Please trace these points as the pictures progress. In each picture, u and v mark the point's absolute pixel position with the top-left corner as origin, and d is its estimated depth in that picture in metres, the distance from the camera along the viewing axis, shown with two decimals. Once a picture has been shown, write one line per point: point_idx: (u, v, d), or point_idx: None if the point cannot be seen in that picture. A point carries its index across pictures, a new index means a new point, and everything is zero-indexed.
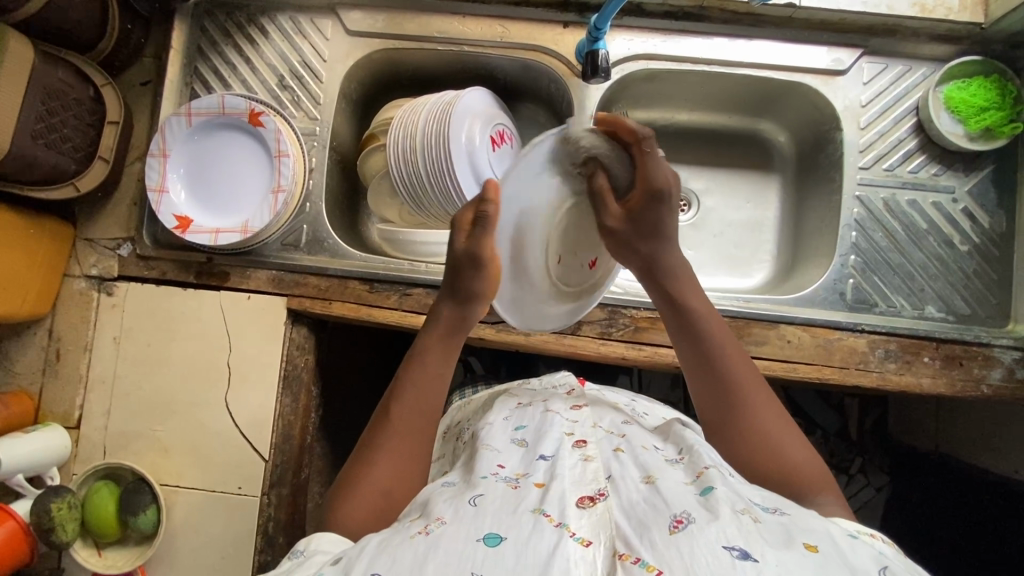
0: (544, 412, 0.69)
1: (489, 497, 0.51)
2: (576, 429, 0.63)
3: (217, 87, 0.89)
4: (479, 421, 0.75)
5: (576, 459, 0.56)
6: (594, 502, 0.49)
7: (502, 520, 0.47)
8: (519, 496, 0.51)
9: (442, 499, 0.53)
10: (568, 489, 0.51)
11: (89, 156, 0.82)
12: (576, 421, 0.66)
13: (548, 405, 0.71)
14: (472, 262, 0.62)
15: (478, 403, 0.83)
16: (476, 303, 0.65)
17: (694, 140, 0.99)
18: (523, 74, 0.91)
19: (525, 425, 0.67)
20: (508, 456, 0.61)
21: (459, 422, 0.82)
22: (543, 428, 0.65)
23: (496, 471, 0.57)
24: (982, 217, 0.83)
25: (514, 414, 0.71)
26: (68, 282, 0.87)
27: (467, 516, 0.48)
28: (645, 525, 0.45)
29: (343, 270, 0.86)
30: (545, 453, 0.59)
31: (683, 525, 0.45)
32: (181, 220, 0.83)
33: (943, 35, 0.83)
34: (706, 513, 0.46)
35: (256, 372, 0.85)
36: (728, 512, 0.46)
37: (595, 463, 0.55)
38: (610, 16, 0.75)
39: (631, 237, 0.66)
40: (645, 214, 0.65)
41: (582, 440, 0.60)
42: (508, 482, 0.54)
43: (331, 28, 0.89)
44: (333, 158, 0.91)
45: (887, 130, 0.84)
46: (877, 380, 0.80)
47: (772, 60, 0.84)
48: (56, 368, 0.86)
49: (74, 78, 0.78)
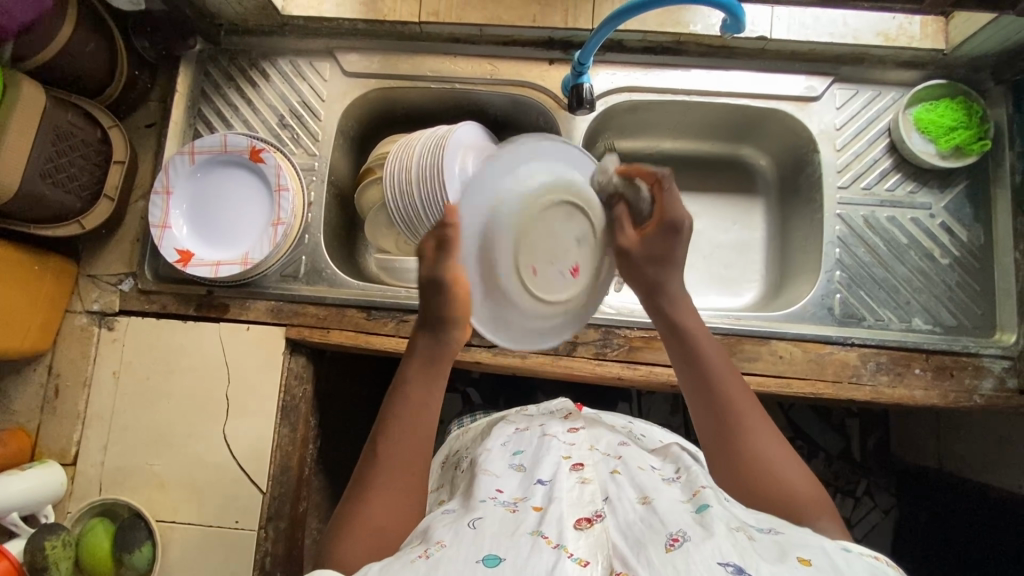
0: (541, 436, 0.69)
1: (487, 520, 0.52)
2: (573, 452, 0.64)
3: (219, 128, 0.93)
4: (478, 447, 0.75)
5: (574, 482, 0.56)
6: (591, 524, 0.49)
7: (501, 542, 0.47)
8: (517, 519, 0.51)
9: (442, 524, 0.53)
10: (566, 510, 0.51)
11: (94, 195, 0.85)
12: (573, 444, 0.66)
13: (546, 429, 0.72)
14: (436, 287, 0.60)
15: (477, 430, 0.83)
16: (453, 328, 0.62)
17: (680, 167, 1.03)
18: (512, 109, 0.96)
19: (523, 451, 0.68)
20: (506, 481, 0.61)
21: (457, 448, 0.82)
22: (540, 452, 0.65)
23: (494, 496, 0.58)
24: (960, 231, 0.86)
25: (512, 440, 0.72)
26: (69, 318, 0.88)
27: (467, 539, 0.48)
28: (642, 545, 0.46)
29: (341, 298, 0.88)
30: (543, 477, 0.59)
31: (679, 543, 0.45)
32: (183, 254, 0.85)
33: (908, 61, 0.88)
34: (702, 531, 0.46)
35: (254, 402, 0.85)
36: (724, 529, 0.46)
37: (592, 485, 0.56)
38: (592, 51, 0.79)
39: (640, 260, 0.65)
40: (658, 244, 0.65)
41: (579, 463, 0.60)
42: (506, 506, 0.54)
43: (329, 70, 0.93)
44: (330, 191, 0.94)
45: (862, 151, 0.88)
46: (870, 394, 0.81)
47: (748, 89, 0.89)
48: (54, 404, 0.86)
49: (83, 121, 0.82)
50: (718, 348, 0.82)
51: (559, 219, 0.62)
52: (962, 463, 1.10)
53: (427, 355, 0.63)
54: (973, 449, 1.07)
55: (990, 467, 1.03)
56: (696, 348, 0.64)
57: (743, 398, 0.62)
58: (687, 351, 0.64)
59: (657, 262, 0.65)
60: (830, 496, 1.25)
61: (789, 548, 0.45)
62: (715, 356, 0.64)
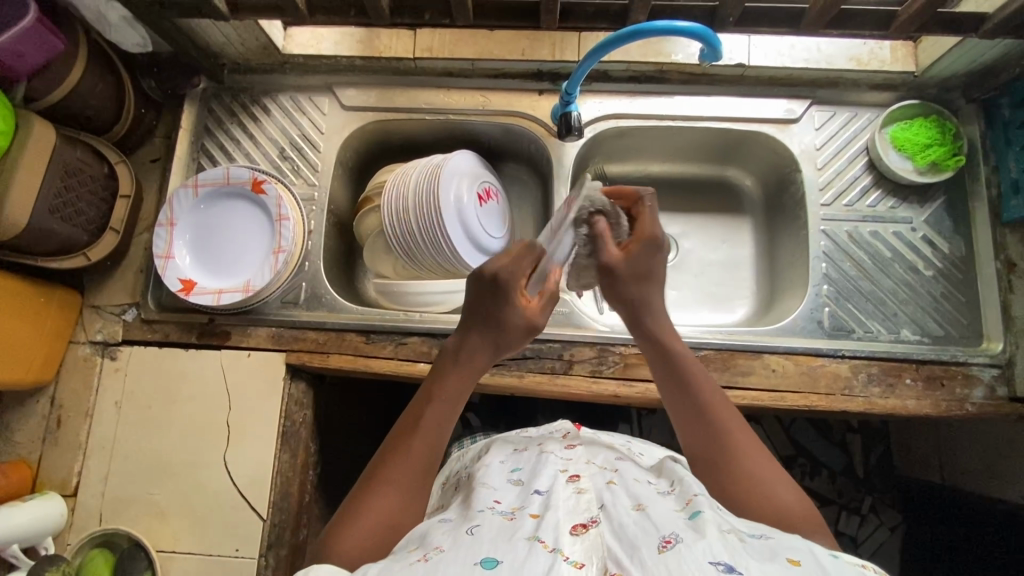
0: (539, 453, 0.70)
1: (485, 526, 0.52)
2: (571, 466, 0.65)
3: (222, 161, 0.96)
4: (477, 463, 0.76)
5: (570, 491, 0.57)
6: (586, 529, 0.50)
7: (498, 546, 0.48)
8: (514, 526, 0.52)
9: (440, 531, 0.54)
10: (562, 518, 0.52)
11: (100, 228, 0.87)
12: (570, 459, 0.67)
13: (544, 447, 0.73)
14: (523, 331, 0.65)
15: (475, 451, 0.84)
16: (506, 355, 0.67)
17: (669, 189, 1.06)
18: (504, 137, 0.99)
19: (521, 467, 0.68)
20: (504, 493, 0.62)
21: (456, 469, 0.83)
22: (538, 467, 0.66)
23: (492, 505, 0.58)
24: (941, 243, 0.89)
25: (510, 458, 0.72)
26: (73, 349, 0.90)
27: (464, 544, 0.49)
28: (635, 547, 0.46)
29: (340, 323, 0.89)
30: (540, 488, 0.60)
31: (671, 544, 0.46)
32: (185, 283, 0.87)
33: (882, 84, 0.92)
34: (694, 533, 0.47)
35: (255, 429, 0.86)
36: (715, 531, 0.47)
37: (588, 494, 0.57)
38: (579, 81, 0.82)
39: (626, 277, 0.69)
40: (638, 260, 0.69)
41: (575, 475, 0.62)
42: (503, 515, 0.55)
43: (328, 104, 0.97)
44: (330, 220, 0.97)
45: (843, 169, 0.91)
46: (864, 405, 0.82)
47: (730, 113, 0.93)
48: (56, 435, 0.87)
49: (91, 157, 0.85)
50: (712, 364, 0.84)
51: None
52: (965, 475, 1.10)
53: (467, 355, 0.64)
54: (974, 460, 1.07)
55: (992, 479, 1.03)
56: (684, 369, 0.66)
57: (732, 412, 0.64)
58: (674, 370, 0.66)
59: (639, 279, 0.69)
60: (835, 514, 1.24)
61: (776, 551, 0.46)
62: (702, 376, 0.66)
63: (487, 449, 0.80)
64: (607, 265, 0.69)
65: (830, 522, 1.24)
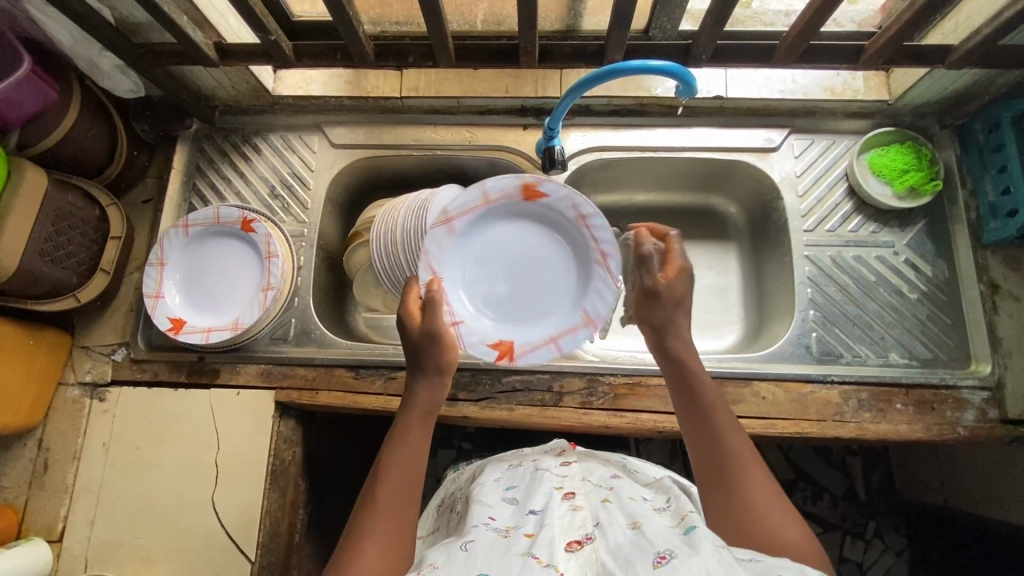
0: (534, 470, 0.70)
1: (479, 542, 0.55)
2: (566, 482, 0.65)
3: (213, 200, 0.98)
4: (473, 483, 0.76)
5: (565, 509, 0.58)
6: (581, 546, 0.51)
7: (491, 562, 0.50)
8: (508, 543, 0.54)
9: (437, 549, 0.56)
10: (557, 535, 0.53)
11: (90, 269, 0.88)
12: (565, 476, 0.67)
13: (539, 462, 0.72)
14: (431, 339, 0.66)
15: (471, 470, 0.82)
16: (447, 373, 0.67)
17: (655, 217, 1.08)
18: (491, 170, 1.01)
19: (516, 485, 0.69)
20: (498, 510, 0.63)
21: (449, 489, 0.83)
22: (532, 484, 0.66)
23: (487, 522, 0.60)
24: (924, 266, 0.89)
25: (505, 474, 0.72)
26: (61, 391, 0.90)
27: (457, 560, 0.52)
28: (630, 563, 0.47)
29: (329, 359, 0.89)
30: (534, 507, 0.60)
31: (666, 560, 0.45)
32: (174, 322, 0.88)
33: (858, 112, 0.94)
34: (688, 548, 0.46)
35: (243, 468, 0.85)
36: (711, 547, 0.46)
37: (583, 512, 0.57)
38: (561, 117, 0.85)
39: (655, 302, 0.69)
40: (680, 287, 0.69)
41: (570, 492, 0.62)
42: (498, 531, 0.57)
43: (317, 142, 0.99)
44: (320, 256, 0.98)
45: (824, 196, 0.93)
46: (855, 431, 0.82)
47: (711, 143, 0.95)
48: (43, 479, 0.86)
49: (82, 201, 0.86)
50: None
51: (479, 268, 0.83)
52: (965, 497, 1.08)
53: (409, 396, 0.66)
54: (974, 482, 1.06)
55: (993, 500, 1.02)
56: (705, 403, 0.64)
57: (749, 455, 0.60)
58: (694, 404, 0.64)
59: (676, 305, 0.68)
60: (838, 540, 1.22)
61: (773, 573, 0.46)
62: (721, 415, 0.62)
63: (483, 465, 0.80)
64: (647, 288, 0.69)
65: (834, 547, 1.22)
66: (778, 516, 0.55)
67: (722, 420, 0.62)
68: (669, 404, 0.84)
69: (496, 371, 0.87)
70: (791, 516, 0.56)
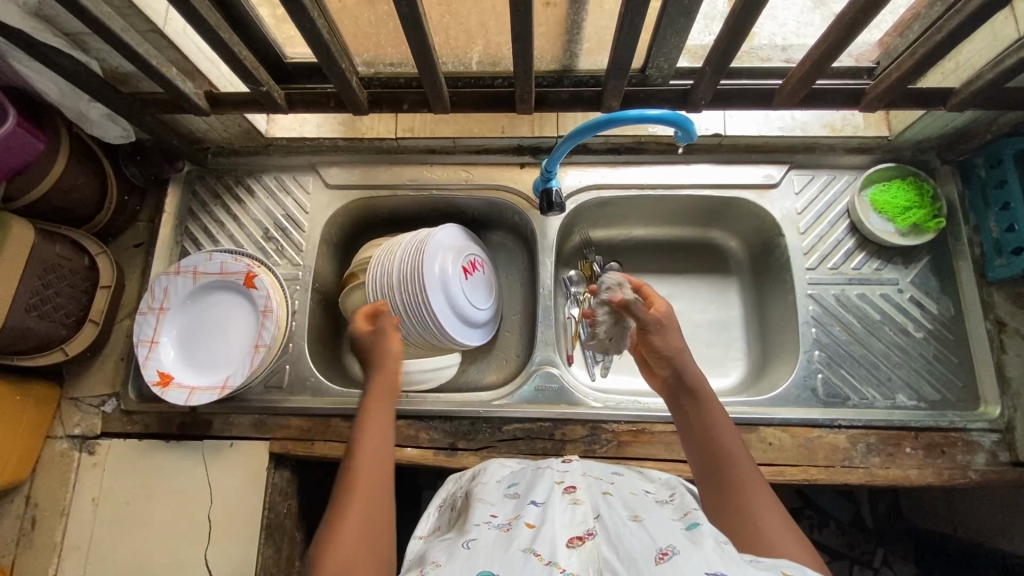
0: (536, 468, 0.64)
1: (482, 539, 0.49)
2: (567, 477, 0.59)
3: (205, 243, 0.96)
4: (472, 481, 0.69)
5: (566, 503, 0.52)
6: (583, 541, 0.46)
7: (494, 558, 0.45)
8: (510, 538, 0.48)
9: (438, 547, 0.51)
10: (557, 529, 0.48)
11: (79, 320, 0.86)
12: (566, 471, 0.61)
13: (541, 462, 0.66)
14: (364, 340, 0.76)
15: (473, 471, 0.73)
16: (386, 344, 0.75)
17: (654, 251, 1.06)
18: (489, 208, 0.99)
19: (518, 481, 0.62)
20: (500, 506, 0.57)
21: (440, 495, 0.72)
22: (534, 480, 0.60)
23: (488, 519, 0.54)
24: (929, 304, 0.88)
25: (509, 474, 0.66)
26: (50, 444, 0.87)
27: (460, 558, 0.47)
28: (631, 560, 0.43)
29: (325, 408, 0.87)
30: (536, 499, 0.55)
31: (669, 556, 0.43)
32: (163, 375, 0.85)
33: (858, 147, 0.93)
34: (690, 543, 0.45)
35: (237, 523, 0.83)
36: (713, 543, 0.45)
37: (584, 506, 0.52)
38: (559, 159, 0.84)
39: (658, 334, 0.72)
40: (668, 317, 0.74)
41: (571, 486, 0.56)
42: (500, 526, 0.51)
43: (312, 183, 0.98)
44: (315, 298, 0.95)
45: (825, 232, 0.91)
46: (865, 477, 0.80)
47: (710, 180, 0.93)
48: (31, 537, 0.84)
49: (70, 250, 0.84)
50: None
51: (236, 341, 0.88)
52: (974, 527, 1.06)
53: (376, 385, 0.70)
54: (983, 513, 1.03)
55: (1004, 533, 1.00)
56: (710, 428, 0.63)
57: (759, 483, 0.57)
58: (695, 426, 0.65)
59: (672, 332, 0.72)
60: (847, 570, 1.17)
61: (780, 572, 0.43)
62: (726, 438, 0.62)
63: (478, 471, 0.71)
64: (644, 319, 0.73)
65: None
66: (780, 531, 0.53)
67: (728, 444, 0.61)
68: (673, 452, 0.82)
69: (496, 419, 0.86)
70: (803, 546, 0.52)
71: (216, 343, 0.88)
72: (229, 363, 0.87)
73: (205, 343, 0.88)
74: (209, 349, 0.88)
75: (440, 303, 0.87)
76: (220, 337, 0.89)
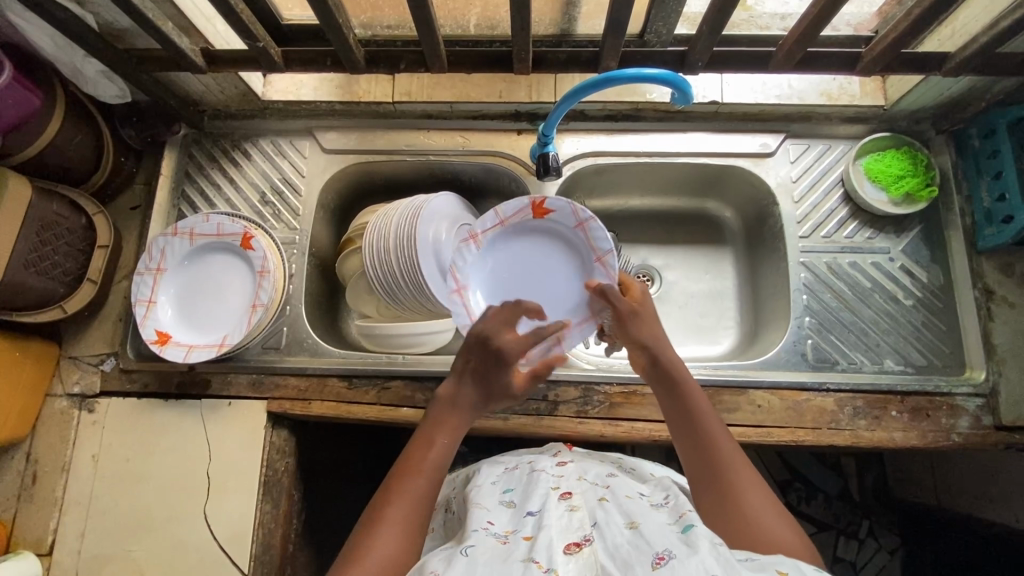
0: (532, 470, 0.65)
1: (481, 547, 0.51)
2: (562, 483, 0.60)
3: (202, 206, 0.96)
4: (466, 485, 0.71)
5: (562, 509, 0.54)
6: (580, 548, 0.49)
7: (494, 568, 0.47)
8: (507, 550, 0.50)
9: (435, 557, 0.51)
10: (555, 536, 0.50)
11: (77, 279, 0.87)
12: (562, 476, 0.62)
13: (535, 463, 0.67)
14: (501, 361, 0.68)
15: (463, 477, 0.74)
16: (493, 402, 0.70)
17: (650, 221, 1.07)
18: (485, 175, 1.00)
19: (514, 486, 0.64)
20: (497, 514, 0.58)
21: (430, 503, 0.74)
22: (530, 486, 0.61)
23: (486, 526, 0.55)
24: (919, 273, 0.89)
25: (504, 475, 0.67)
26: (50, 402, 0.88)
27: (461, 564, 0.48)
28: (629, 566, 0.45)
29: (323, 368, 0.88)
30: (533, 508, 0.56)
31: (665, 560, 0.44)
32: (161, 335, 0.86)
33: (853, 117, 0.93)
34: (686, 548, 0.46)
35: (235, 479, 0.84)
36: (708, 545, 0.46)
37: (580, 512, 0.54)
38: (555, 124, 0.84)
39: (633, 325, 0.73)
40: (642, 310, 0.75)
41: (567, 492, 0.58)
42: (499, 537, 0.53)
43: (308, 147, 0.98)
44: (313, 262, 0.96)
45: (819, 201, 0.92)
46: (850, 438, 0.82)
47: (707, 148, 0.94)
48: (31, 491, 0.85)
49: (68, 210, 0.84)
50: None
51: (232, 300, 0.89)
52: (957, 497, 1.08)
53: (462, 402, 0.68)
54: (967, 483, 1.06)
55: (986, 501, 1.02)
56: (694, 414, 0.65)
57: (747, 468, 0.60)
58: (679, 411, 0.65)
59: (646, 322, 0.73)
60: (832, 540, 1.20)
61: (771, 569, 0.46)
62: (710, 423, 0.64)
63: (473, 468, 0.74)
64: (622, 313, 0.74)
65: (827, 547, 1.20)
66: (771, 516, 0.56)
67: (714, 429, 0.63)
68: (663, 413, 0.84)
69: None
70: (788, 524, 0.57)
71: (214, 303, 0.89)
72: (228, 320, 0.88)
73: (203, 303, 0.89)
74: (207, 308, 0.89)
75: (432, 274, 0.87)
76: (217, 296, 0.89)
